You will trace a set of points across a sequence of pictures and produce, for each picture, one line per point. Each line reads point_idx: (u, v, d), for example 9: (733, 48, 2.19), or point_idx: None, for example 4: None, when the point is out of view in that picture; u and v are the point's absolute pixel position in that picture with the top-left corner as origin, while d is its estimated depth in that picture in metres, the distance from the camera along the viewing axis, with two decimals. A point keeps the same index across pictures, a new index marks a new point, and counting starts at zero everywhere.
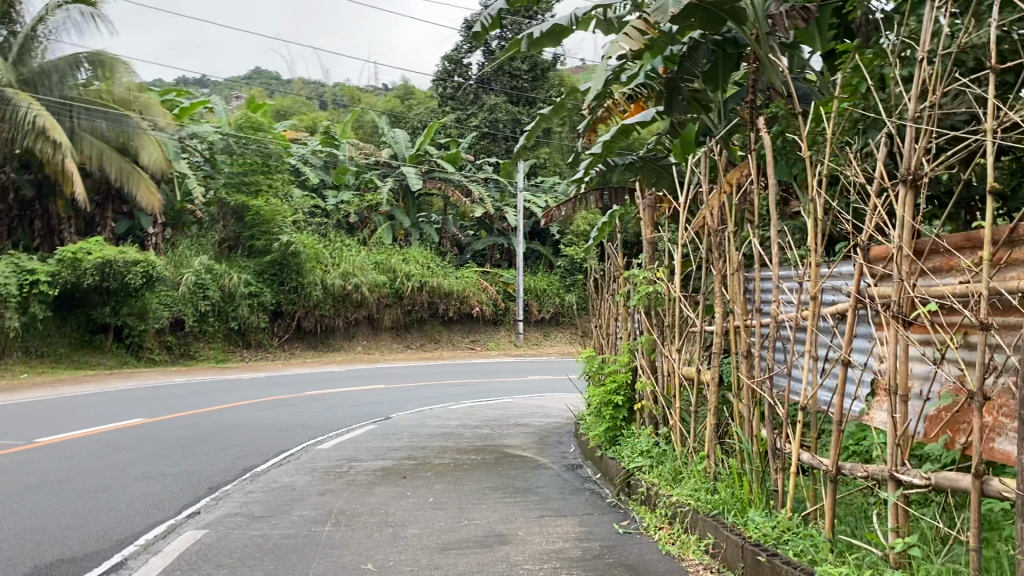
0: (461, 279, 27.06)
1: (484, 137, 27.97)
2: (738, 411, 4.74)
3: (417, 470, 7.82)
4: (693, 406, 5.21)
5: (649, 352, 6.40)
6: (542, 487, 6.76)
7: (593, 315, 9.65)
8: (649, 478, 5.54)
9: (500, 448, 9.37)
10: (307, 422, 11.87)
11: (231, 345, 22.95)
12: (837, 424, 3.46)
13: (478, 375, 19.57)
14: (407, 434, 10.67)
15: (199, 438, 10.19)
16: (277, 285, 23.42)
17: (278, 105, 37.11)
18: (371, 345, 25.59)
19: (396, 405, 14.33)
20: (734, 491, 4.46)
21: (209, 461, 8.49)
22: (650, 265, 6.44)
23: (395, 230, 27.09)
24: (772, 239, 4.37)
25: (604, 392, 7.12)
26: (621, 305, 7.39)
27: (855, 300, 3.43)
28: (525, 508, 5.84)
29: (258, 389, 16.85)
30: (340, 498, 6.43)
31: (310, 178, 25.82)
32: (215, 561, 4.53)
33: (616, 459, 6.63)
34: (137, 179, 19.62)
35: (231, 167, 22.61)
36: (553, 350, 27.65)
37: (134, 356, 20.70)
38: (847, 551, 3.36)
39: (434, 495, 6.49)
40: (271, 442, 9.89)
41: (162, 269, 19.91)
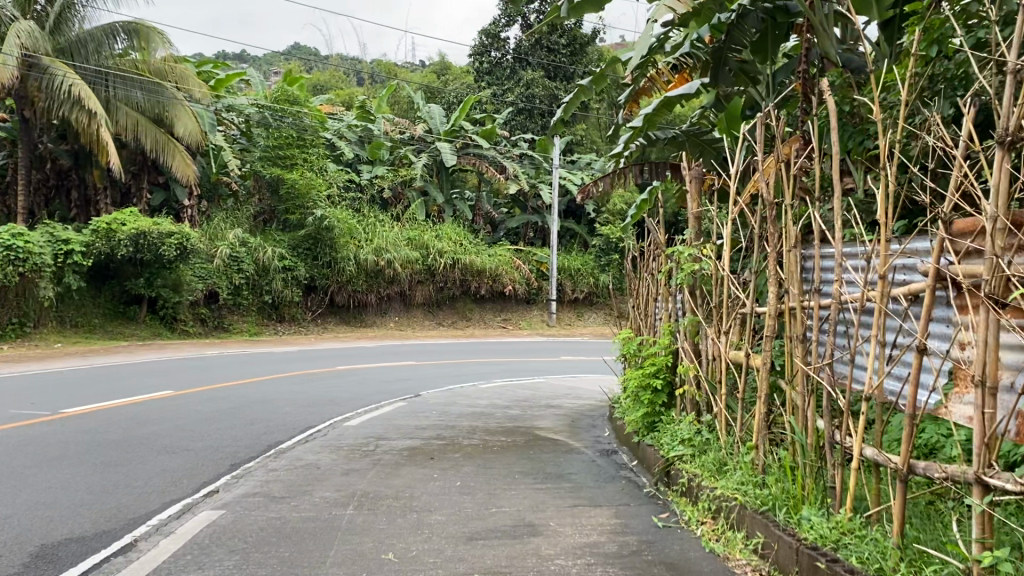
0: (494, 257, 26.78)
1: (521, 113, 27.56)
2: (791, 400, 4.38)
3: (445, 451, 7.55)
4: (739, 390, 4.86)
5: (692, 334, 6.04)
6: (575, 473, 6.45)
7: (630, 294, 9.29)
8: (690, 468, 5.19)
9: (532, 430, 9.08)
10: (335, 398, 11.68)
11: (264, 318, 22.93)
12: (910, 419, 3.08)
13: (509, 354, 19.31)
14: (436, 413, 10.43)
15: (227, 412, 10.04)
16: (311, 259, 23.30)
17: (314, 79, 36.97)
18: (403, 322, 25.42)
19: (425, 382, 14.12)
20: (785, 488, 4.11)
21: (233, 436, 8.31)
22: (694, 241, 6.07)
23: (429, 206, 26.84)
24: (836, 214, 3.99)
25: (641, 375, 6.78)
26: (662, 284, 7.03)
27: (934, 278, 3.04)
28: (557, 496, 5.53)
29: (288, 362, 16.74)
30: (365, 479, 6.17)
31: (346, 153, 25.62)
32: (228, 546, 4.29)
33: (655, 446, 6.29)
34: (171, 149, 19.75)
35: (268, 141, 22.47)
36: (586, 330, 27.29)
37: (167, 327, 20.74)
38: (919, 559, 3.00)
39: (463, 478, 6.21)
40: (298, 418, 9.70)
41: (196, 241, 19.88)
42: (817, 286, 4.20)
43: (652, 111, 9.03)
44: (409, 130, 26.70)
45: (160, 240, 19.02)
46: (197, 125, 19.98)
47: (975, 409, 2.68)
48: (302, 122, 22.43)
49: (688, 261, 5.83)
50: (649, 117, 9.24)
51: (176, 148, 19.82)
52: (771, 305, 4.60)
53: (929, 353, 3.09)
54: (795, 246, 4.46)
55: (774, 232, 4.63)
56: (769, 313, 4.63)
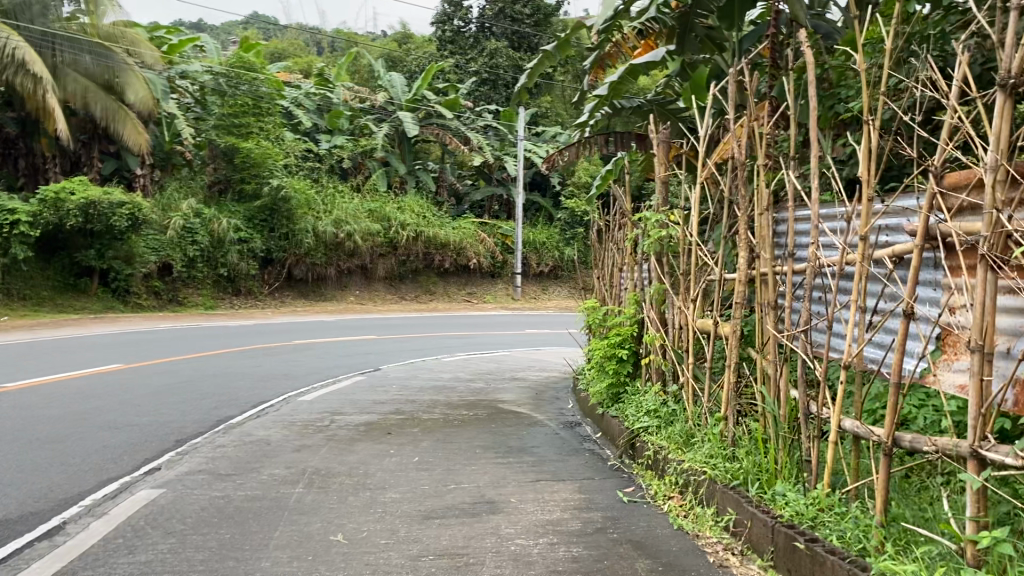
0: (457, 230, 26.40)
1: (484, 83, 27.15)
2: (763, 371, 4.17)
3: (403, 426, 7.28)
4: (708, 360, 4.66)
5: (659, 303, 5.82)
6: (539, 446, 6.22)
7: (594, 264, 9.07)
8: (656, 440, 4.98)
9: (494, 403, 8.85)
10: (291, 373, 11.33)
11: (220, 292, 22.36)
12: (895, 390, 2.88)
13: (472, 327, 19.05)
14: (396, 387, 10.14)
15: (178, 386, 9.66)
16: (267, 231, 22.74)
17: (273, 48, 36.05)
18: (365, 295, 25.00)
19: (386, 356, 13.81)
20: (755, 460, 3.92)
21: (181, 411, 7.95)
22: (661, 207, 5.81)
23: (391, 178, 26.32)
24: (813, 174, 3.76)
25: (607, 346, 6.56)
26: (628, 252, 6.81)
27: (923, 237, 2.82)
28: (518, 471, 5.29)
29: (245, 336, 16.30)
30: (316, 456, 5.88)
31: (304, 122, 24.97)
32: (164, 528, 3.99)
33: (619, 418, 6.07)
34: (123, 117, 18.88)
35: (222, 108, 21.83)
36: (550, 304, 27.10)
37: (120, 300, 20.10)
38: (904, 539, 2.81)
39: (421, 453, 5.94)
40: (251, 393, 9.34)
41: (149, 211, 19.24)
42: (791, 252, 3.98)
43: (617, 79, 8.77)
44: (369, 100, 26.10)
45: (111, 210, 18.37)
46: (149, 92, 19.30)
47: (971, 377, 2.48)
48: (258, 90, 21.90)
49: (655, 227, 5.59)
50: (614, 86, 9.00)
51: (128, 116, 19.13)
52: (741, 271, 4.36)
53: (917, 319, 2.89)
54: (768, 210, 4.23)
55: (744, 194, 4.38)
56: (738, 281, 4.39)
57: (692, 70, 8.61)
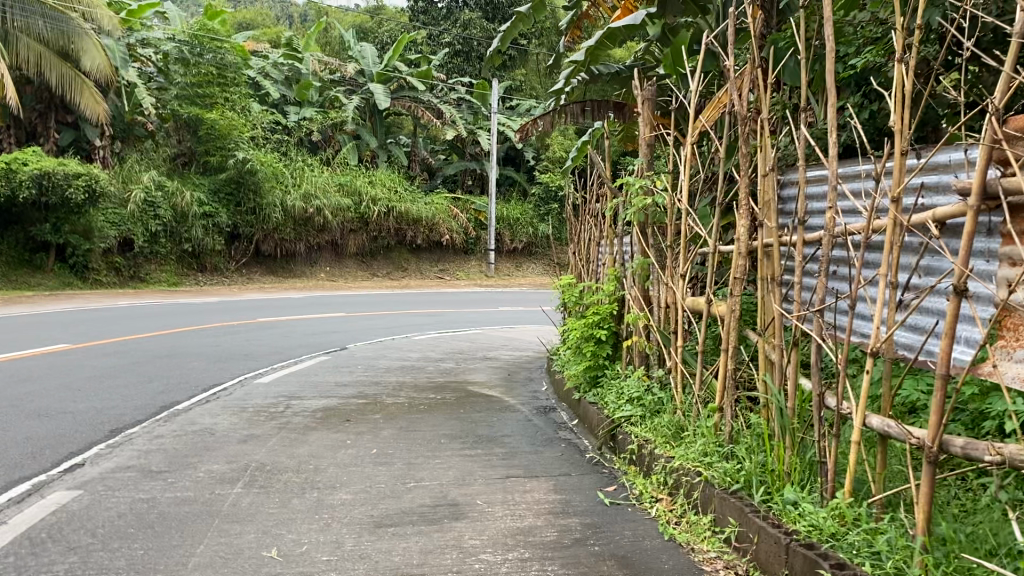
0: (430, 205, 25.69)
1: (458, 55, 26.54)
2: (765, 355, 3.66)
3: (364, 412, 6.70)
4: (700, 341, 4.13)
5: (643, 279, 5.28)
6: (510, 435, 5.67)
7: (571, 239, 8.51)
8: (641, 432, 4.44)
9: (463, 385, 8.29)
10: (251, 352, 10.69)
11: (185, 268, 21.61)
12: (943, 385, 2.32)
13: (442, 304, 18.48)
14: (361, 368, 9.55)
15: (126, 368, 9.00)
16: (233, 206, 21.90)
17: (240, 17, 34.93)
18: (335, 272, 24.29)
19: (354, 335, 13.19)
20: (758, 460, 3.42)
21: (124, 396, 7.32)
22: (646, 171, 5.22)
23: (362, 150, 25.50)
24: (828, 126, 3.20)
25: (584, 326, 6.03)
26: (608, 224, 6.29)
27: (980, 202, 2.29)
28: (487, 465, 4.74)
29: (208, 314, 15.56)
30: (264, 448, 5.29)
31: (271, 92, 24.04)
32: (68, 543, 3.40)
33: (598, 405, 5.54)
34: (79, 85, 18.09)
35: (185, 78, 20.59)
36: (524, 281, 26.54)
37: (78, 277, 19.26)
38: (955, 568, 2.33)
39: (380, 444, 5.37)
40: (204, 375, 8.71)
41: (106, 182, 18.37)
42: (800, 218, 3.43)
43: (595, 41, 8.20)
44: (340, 70, 25.21)
45: (67, 181, 17.45)
46: (106, 60, 18.33)
47: None
48: (224, 58, 20.69)
49: (639, 194, 5.01)
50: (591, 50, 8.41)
51: (85, 83, 18.18)
52: (740, 242, 3.82)
53: (970, 298, 2.35)
54: (773, 172, 3.67)
55: (745, 152, 3.81)
56: (736, 253, 3.84)
57: (674, 34, 7.97)
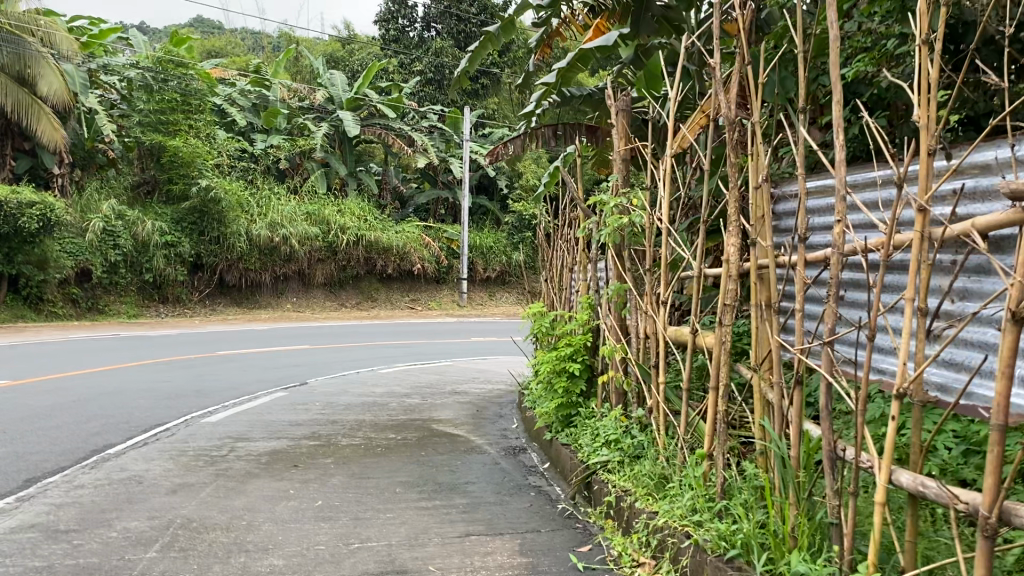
0: (401, 234, 25.06)
1: (429, 83, 26.16)
2: (761, 396, 3.18)
3: (315, 456, 6.10)
4: (683, 378, 3.65)
5: (619, 307, 4.77)
6: (473, 483, 5.10)
7: (542, 267, 8.03)
8: (619, 481, 3.92)
9: (427, 424, 7.70)
10: (203, 389, 10.01)
11: (146, 299, 20.81)
12: (1002, 442, 1.82)
13: (410, 335, 17.84)
14: (319, 404, 8.92)
15: (64, 406, 8.31)
16: (197, 235, 21.14)
17: (209, 46, 34.42)
18: (302, 303, 23.57)
19: (316, 368, 12.52)
20: (758, 520, 2.92)
21: (52, 439, 6.64)
22: (621, 190, 4.71)
23: (331, 179, 24.86)
24: (834, 125, 2.73)
25: (555, 359, 5.51)
26: (582, 248, 5.79)
27: None
28: (443, 521, 4.17)
29: (166, 346, 14.82)
30: (194, 501, 4.67)
31: (238, 119, 23.57)
32: None
33: (571, 448, 4.99)
34: (36, 111, 17.38)
35: (148, 105, 19.78)
36: (497, 311, 25.97)
37: (32, 309, 18.43)
38: None
39: (326, 496, 4.78)
40: (147, 414, 8.04)
41: (62, 211, 17.66)
42: (801, 234, 2.95)
43: (567, 64, 7.76)
44: (310, 98, 24.67)
45: (19, 209, 16.73)
46: (63, 84, 17.62)
47: None
48: (189, 85, 20.17)
49: (614, 213, 4.49)
50: (562, 73, 7.96)
51: (42, 109, 17.47)
52: (730, 264, 3.30)
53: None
54: (767, 182, 3.18)
55: (732, 160, 3.32)
56: (725, 276, 3.33)
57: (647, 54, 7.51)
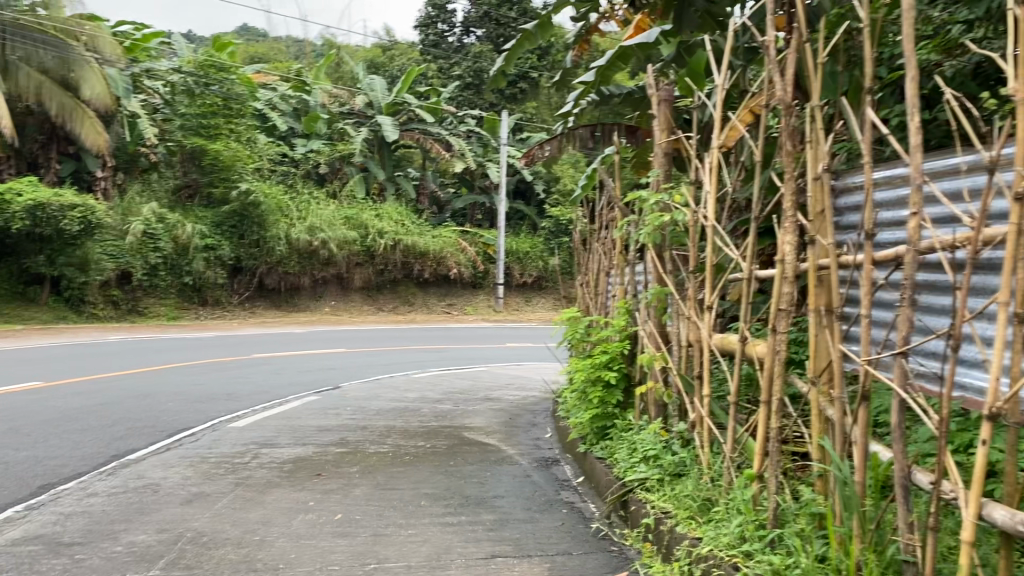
0: (438, 238, 24.88)
1: (468, 87, 25.95)
2: (820, 412, 2.87)
3: (340, 464, 5.85)
4: (730, 392, 3.33)
5: (659, 312, 4.44)
6: (502, 497, 4.79)
7: (578, 272, 7.71)
8: (658, 502, 3.59)
9: (459, 432, 7.42)
10: (235, 392, 9.85)
11: (185, 301, 20.86)
12: None
13: (447, 340, 17.59)
14: (349, 409, 8.69)
15: (93, 408, 8.19)
16: (236, 238, 21.16)
17: (252, 52, 34.69)
18: (340, 307, 23.49)
19: (350, 372, 12.33)
20: (817, 554, 2.60)
21: (75, 443, 6.49)
22: (663, 185, 4.39)
23: (369, 183, 24.75)
24: (907, 109, 2.41)
25: (590, 367, 5.19)
26: (619, 250, 5.46)
27: None
28: (467, 540, 3.87)
29: (202, 349, 14.76)
30: (208, 512, 4.44)
31: (278, 124, 23.62)
32: None
33: (607, 463, 4.67)
34: (81, 116, 17.39)
35: (189, 109, 19.89)
36: (535, 316, 25.61)
37: (74, 311, 18.58)
38: None
39: (346, 509, 4.50)
40: (175, 418, 7.88)
41: (104, 214, 17.74)
42: (867, 231, 2.65)
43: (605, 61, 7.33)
44: (350, 103, 24.60)
45: (61, 213, 16.86)
46: (106, 88, 17.62)
47: None
48: (230, 89, 20.00)
49: (654, 210, 4.14)
50: (600, 71, 7.68)
51: (86, 113, 17.49)
52: (787, 264, 2.99)
53: None
54: (828, 175, 2.86)
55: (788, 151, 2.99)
56: (781, 279, 3.02)
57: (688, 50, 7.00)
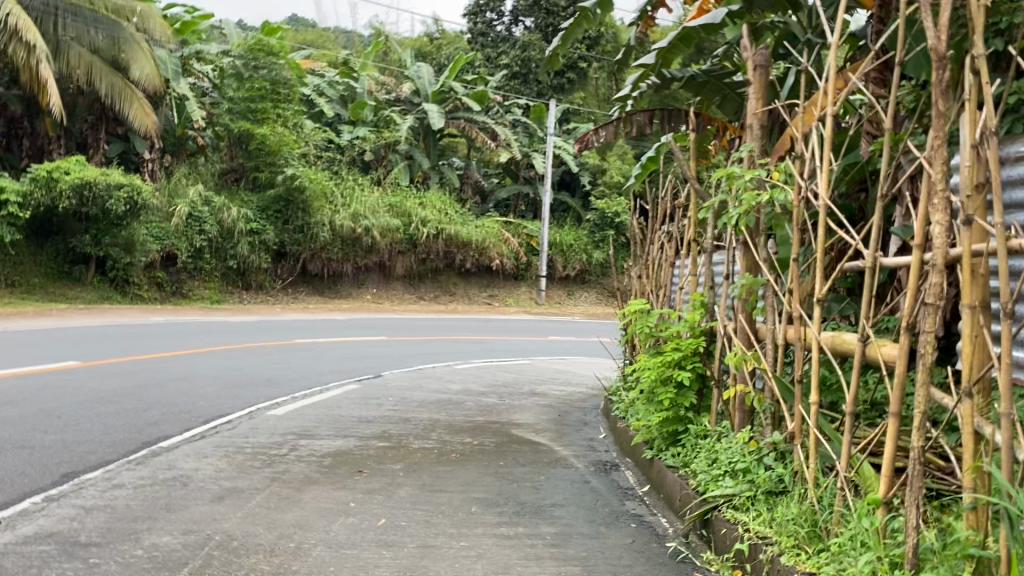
0: (482, 228, 24.42)
1: (516, 76, 25.36)
2: (974, 432, 2.34)
3: (382, 460, 5.43)
4: (846, 400, 2.81)
5: (751, 305, 3.90)
6: (561, 505, 4.32)
7: (634, 264, 7.11)
8: (754, 526, 3.11)
9: (506, 428, 6.97)
10: (274, 378, 9.52)
11: (228, 285, 20.68)
12: None
13: (489, 332, 17.14)
14: (391, 401, 8.28)
15: (129, 391, 7.90)
16: (281, 223, 20.93)
17: (300, 37, 34.55)
18: (381, 295, 23.21)
19: (391, 361, 11.95)
20: None
21: (106, 428, 6.16)
22: (758, 159, 3.84)
23: (414, 171, 24.33)
24: None
25: (658, 365, 4.68)
26: (693, 235, 4.94)
27: None
28: (528, 558, 3.41)
29: (241, 333, 14.49)
30: (239, 511, 4.03)
31: (325, 109, 23.32)
32: None
33: (682, 474, 4.17)
34: (130, 96, 17.08)
35: (238, 92, 19.64)
36: (579, 311, 25.07)
37: (117, 291, 18.51)
38: None
39: (391, 513, 4.07)
40: (211, 404, 7.55)
41: (150, 195, 17.56)
42: None
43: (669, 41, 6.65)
44: (397, 89, 24.30)
45: (108, 192, 16.70)
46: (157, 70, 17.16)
47: None
48: (279, 73, 19.74)
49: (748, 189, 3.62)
50: (663, 53, 6.90)
51: (134, 94, 17.14)
52: (935, 249, 2.44)
53: None
54: (995, 139, 2.32)
55: (939, 110, 2.45)
56: (928, 267, 2.47)
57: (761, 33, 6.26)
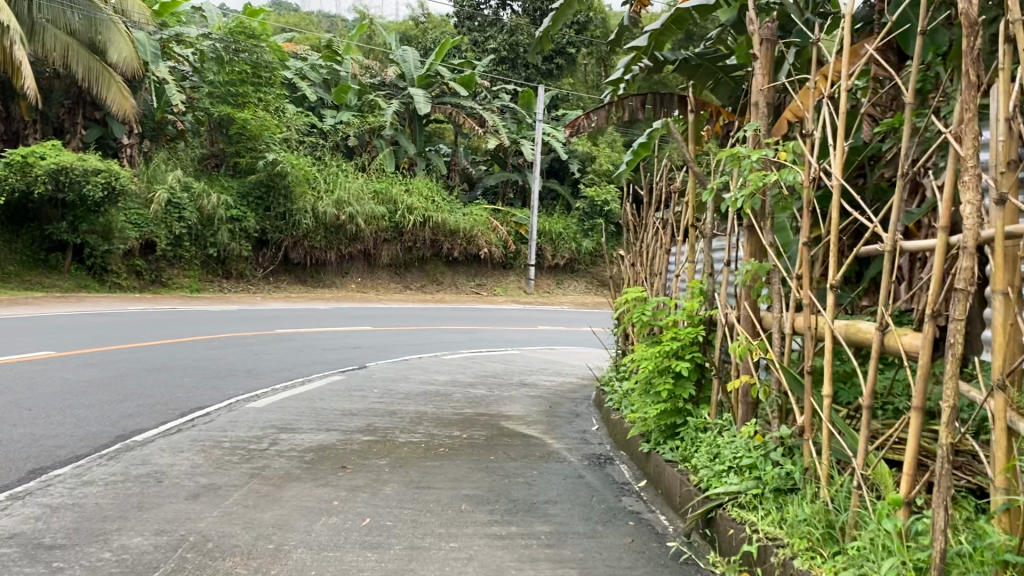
0: (468, 216, 24.15)
1: (503, 62, 25.02)
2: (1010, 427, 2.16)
3: (367, 454, 5.23)
4: (864, 393, 2.62)
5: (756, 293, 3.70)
6: (555, 503, 4.13)
7: (626, 251, 6.92)
8: (765, 527, 2.93)
9: (495, 420, 6.77)
10: (255, 368, 9.26)
11: (209, 274, 20.34)
12: None
13: (476, 321, 16.88)
14: (376, 392, 8.06)
15: (104, 382, 7.64)
16: (263, 210, 20.56)
17: (283, 21, 33.98)
18: (366, 284, 22.93)
19: (376, 351, 11.71)
20: None
21: (78, 421, 5.91)
22: (764, 138, 3.63)
23: (399, 158, 23.97)
24: None
25: (655, 356, 4.49)
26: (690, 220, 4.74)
27: None
28: (522, 560, 3.22)
29: (223, 322, 14.19)
30: (215, 511, 3.81)
31: (307, 94, 22.92)
32: None
33: (682, 470, 3.99)
34: (108, 79, 16.74)
35: (218, 76, 19.23)
36: (566, 300, 24.88)
37: (95, 279, 18.14)
38: None
39: (376, 512, 3.86)
40: (190, 395, 7.30)
41: (128, 181, 17.15)
42: None
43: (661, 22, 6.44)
44: (381, 74, 23.91)
45: (85, 177, 16.29)
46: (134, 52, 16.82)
47: None
48: (261, 57, 19.33)
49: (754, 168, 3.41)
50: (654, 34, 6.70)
51: (111, 77, 16.73)
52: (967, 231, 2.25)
53: None
54: None
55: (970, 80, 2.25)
56: (959, 251, 2.28)
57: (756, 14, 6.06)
